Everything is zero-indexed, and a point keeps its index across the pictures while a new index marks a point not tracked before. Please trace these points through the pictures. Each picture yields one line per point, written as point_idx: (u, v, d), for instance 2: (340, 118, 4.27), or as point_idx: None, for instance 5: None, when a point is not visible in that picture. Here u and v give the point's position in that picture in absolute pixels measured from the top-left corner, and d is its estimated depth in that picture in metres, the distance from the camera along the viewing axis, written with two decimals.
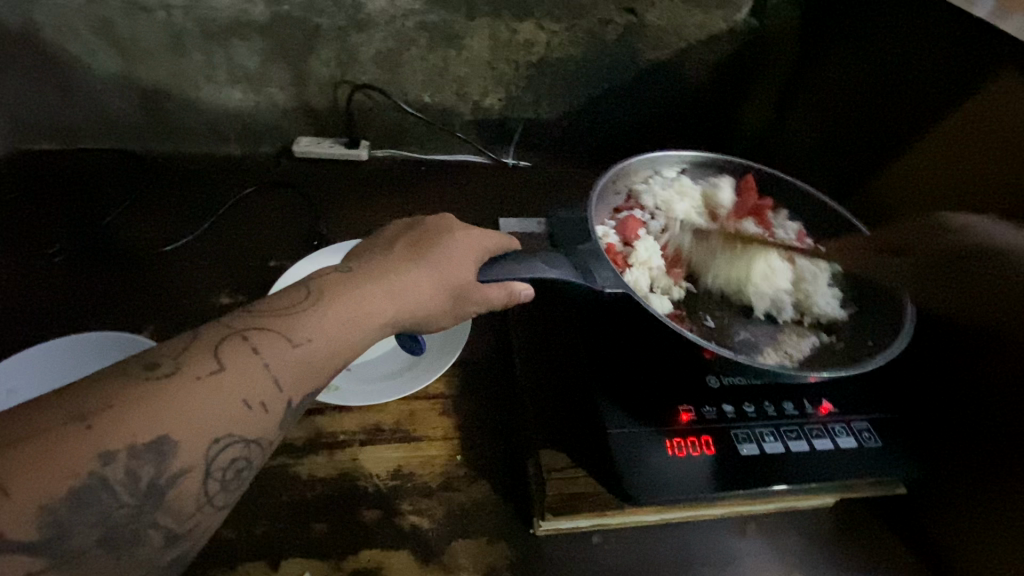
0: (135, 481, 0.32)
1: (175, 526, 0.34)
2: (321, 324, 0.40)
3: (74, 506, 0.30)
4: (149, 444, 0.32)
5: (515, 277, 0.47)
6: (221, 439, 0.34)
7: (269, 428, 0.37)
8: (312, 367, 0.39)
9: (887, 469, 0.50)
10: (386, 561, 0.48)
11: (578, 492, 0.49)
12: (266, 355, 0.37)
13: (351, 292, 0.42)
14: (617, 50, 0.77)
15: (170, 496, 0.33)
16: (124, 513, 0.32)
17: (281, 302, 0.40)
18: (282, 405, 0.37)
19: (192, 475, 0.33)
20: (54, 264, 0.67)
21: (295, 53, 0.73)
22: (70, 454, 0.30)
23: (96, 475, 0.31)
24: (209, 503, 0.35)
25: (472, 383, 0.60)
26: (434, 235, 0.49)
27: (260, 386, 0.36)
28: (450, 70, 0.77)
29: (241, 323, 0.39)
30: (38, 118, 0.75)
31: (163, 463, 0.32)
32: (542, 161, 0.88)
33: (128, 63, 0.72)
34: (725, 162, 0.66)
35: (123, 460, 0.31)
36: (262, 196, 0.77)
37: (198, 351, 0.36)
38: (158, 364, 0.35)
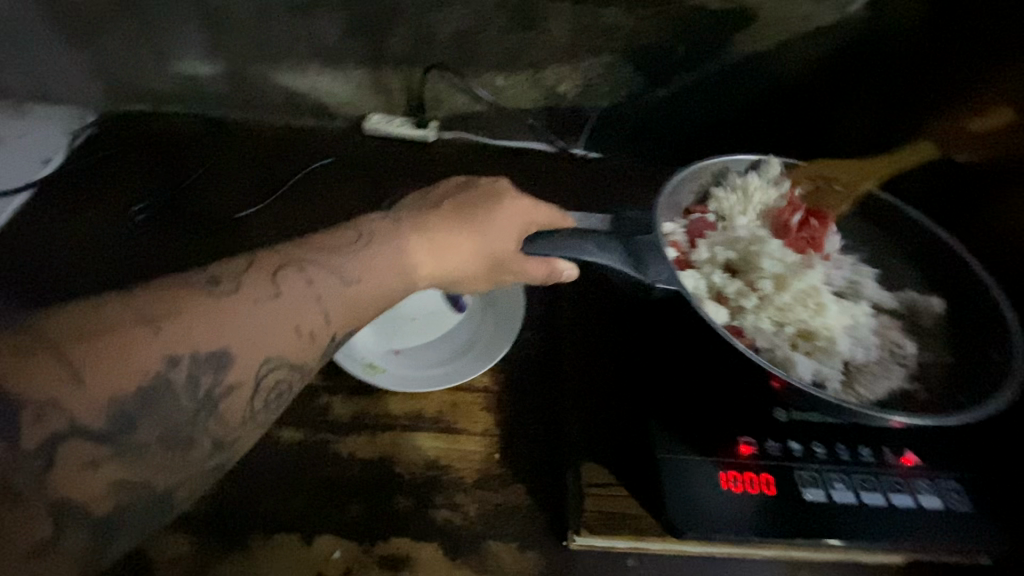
0: (194, 387, 0.35)
1: (223, 434, 0.37)
2: (368, 266, 0.42)
3: (140, 403, 0.34)
4: (210, 354, 0.36)
5: (559, 254, 0.45)
6: (270, 360, 0.38)
7: (311, 357, 0.40)
8: (357, 306, 0.41)
9: (977, 539, 0.44)
10: (415, 552, 0.48)
11: (618, 511, 0.47)
12: (318, 287, 0.40)
13: (394, 244, 0.44)
14: (709, 41, 0.71)
15: (222, 406, 0.37)
16: (182, 416, 0.35)
17: (333, 239, 0.43)
18: (326, 335, 0.40)
19: (242, 390, 0.37)
20: (136, 222, 0.71)
21: (372, 29, 0.73)
22: (138, 354, 0.34)
23: (161, 375, 0.34)
24: (253, 419, 0.38)
25: (517, 382, 0.58)
26: (484, 199, 0.50)
27: (310, 316, 0.39)
28: (526, 53, 0.74)
29: (297, 254, 0.41)
30: (134, 82, 0.79)
31: (219, 374, 0.36)
32: (614, 154, 0.83)
33: (217, 32, 0.74)
34: (820, 172, 0.59)
35: (186, 366, 0.35)
36: (330, 169, 0.78)
37: (256, 275, 0.39)
38: (218, 282, 0.38)
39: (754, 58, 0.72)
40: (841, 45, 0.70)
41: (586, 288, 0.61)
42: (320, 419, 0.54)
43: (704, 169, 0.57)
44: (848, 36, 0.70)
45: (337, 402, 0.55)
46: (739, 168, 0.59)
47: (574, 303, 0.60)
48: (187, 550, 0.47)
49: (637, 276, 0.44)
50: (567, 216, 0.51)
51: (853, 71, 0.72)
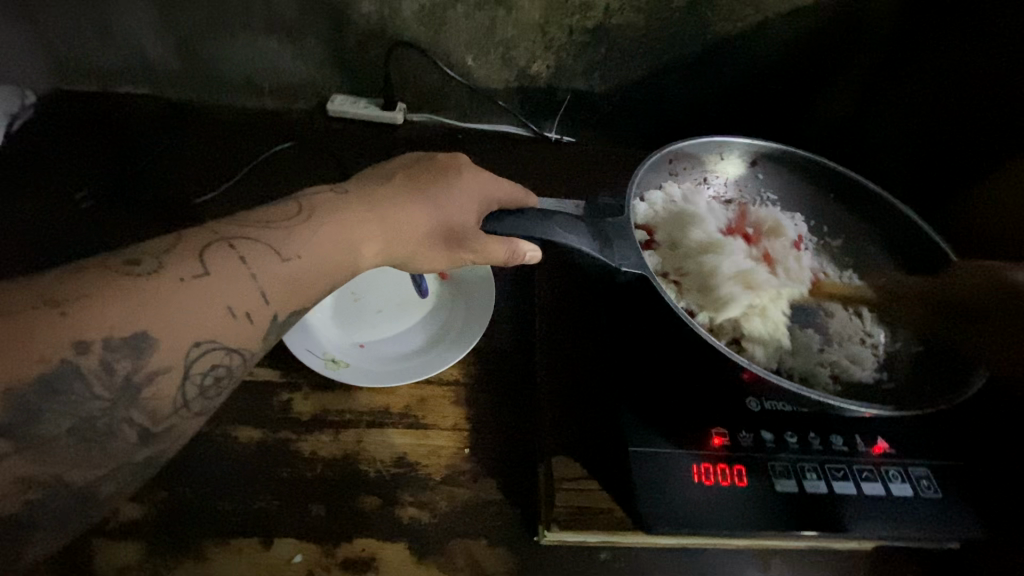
0: (110, 374, 0.32)
1: (150, 425, 0.34)
2: (311, 240, 0.39)
3: (45, 393, 0.31)
4: (126, 338, 0.32)
5: (523, 233, 0.42)
6: (201, 343, 0.35)
7: (252, 340, 0.37)
8: (301, 285, 0.38)
9: (946, 525, 0.43)
10: (380, 553, 0.46)
11: (589, 507, 0.45)
12: (253, 266, 0.37)
13: (342, 220, 0.41)
14: (684, 19, 0.69)
15: (146, 394, 0.34)
16: (97, 405, 0.33)
17: (272, 214, 0.40)
18: (268, 317, 0.37)
19: (170, 375, 0.34)
20: (81, 208, 0.66)
21: (334, 5, 0.69)
22: (42, 339, 0.31)
23: (68, 362, 0.31)
24: (186, 407, 0.35)
25: (488, 373, 0.56)
26: (439, 172, 0.46)
27: (244, 296, 0.36)
28: (497, 31, 0.71)
29: (230, 231, 0.38)
30: (76, 59, 0.74)
31: (139, 359, 0.33)
32: (588, 138, 0.81)
33: (165, 5, 0.69)
34: (800, 159, 0.58)
35: (98, 352, 0.32)
36: (292, 153, 0.74)
37: (182, 253, 0.36)
38: (139, 261, 0.34)
39: (731, 39, 0.71)
40: (818, 25, 0.69)
41: (559, 276, 0.59)
42: (278, 417, 0.52)
43: (681, 154, 0.56)
44: (825, 17, 0.68)
45: (297, 399, 0.53)
46: (717, 153, 0.58)
47: (546, 291, 0.58)
48: (134, 560, 0.44)
49: (602, 259, 0.43)
50: (531, 196, 0.49)
51: (829, 52, 0.71)
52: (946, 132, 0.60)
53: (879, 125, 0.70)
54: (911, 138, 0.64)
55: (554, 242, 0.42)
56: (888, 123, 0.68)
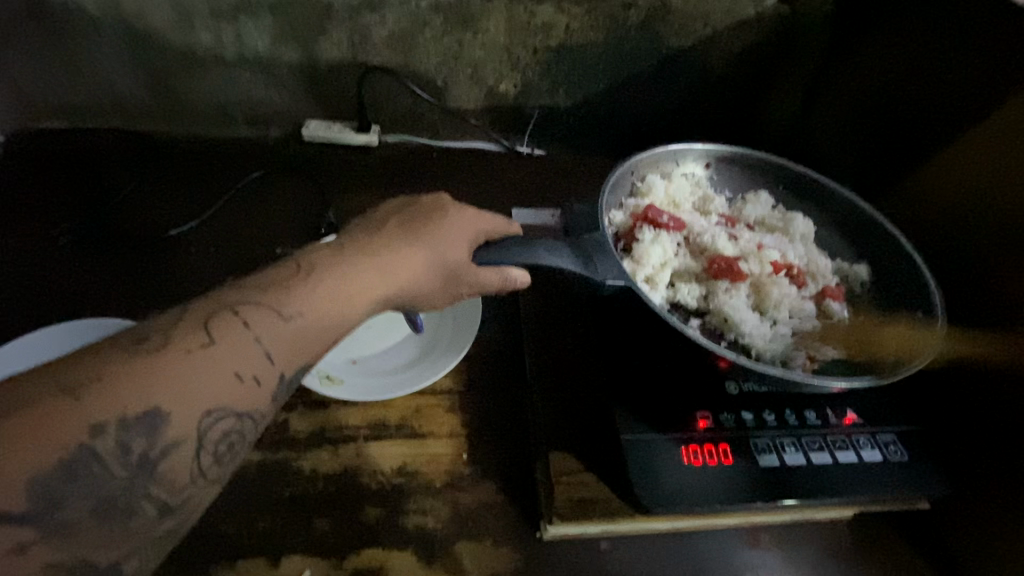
0: (126, 453, 0.32)
1: (168, 497, 0.33)
2: (313, 296, 0.38)
3: (66, 478, 0.30)
4: (140, 416, 0.32)
5: (511, 262, 0.46)
6: (212, 412, 0.34)
7: (260, 401, 0.36)
8: (305, 342, 0.38)
9: (915, 487, 0.47)
10: (388, 562, 0.47)
11: (588, 498, 0.48)
12: (257, 330, 0.36)
13: (340, 267, 0.41)
14: (640, 35, 0.74)
15: (162, 468, 0.33)
16: (119, 484, 0.32)
17: (272, 274, 0.39)
18: (275, 376, 0.37)
19: (182, 449, 0.33)
20: (60, 245, 0.66)
21: (304, 34, 0.71)
22: (59, 427, 0.30)
23: (87, 446, 0.31)
24: (202, 476, 0.35)
25: (481, 380, 0.58)
26: (428, 214, 0.47)
27: (252, 360, 0.36)
28: (465, 53, 0.74)
29: (233, 296, 0.37)
30: (45, 97, 0.74)
31: (153, 436, 0.32)
32: (557, 151, 0.85)
33: (135, 40, 0.70)
34: (750, 159, 0.63)
35: (115, 433, 0.31)
36: (270, 179, 0.75)
37: (187, 325, 0.35)
38: (146, 337, 0.34)
39: (684, 51, 0.75)
40: (762, 36, 0.75)
41: (541, 282, 0.62)
42: (277, 438, 0.52)
43: (642, 164, 0.60)
44: (767, 28, 0.74)
45: (294, 418, 0.53)
46: (675, 160, 0.62)
47: (532, 300, 0.60)
48: None
49: (588, 276, 0.46)
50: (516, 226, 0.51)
51: (773, 60, 0.77)
52: (882, 129, 0.65)
53: (824, 125, 0.76)
54: (855, 135, 0.70)
55: (540, 264, 0.45)
56: (830, 122, 0.74)
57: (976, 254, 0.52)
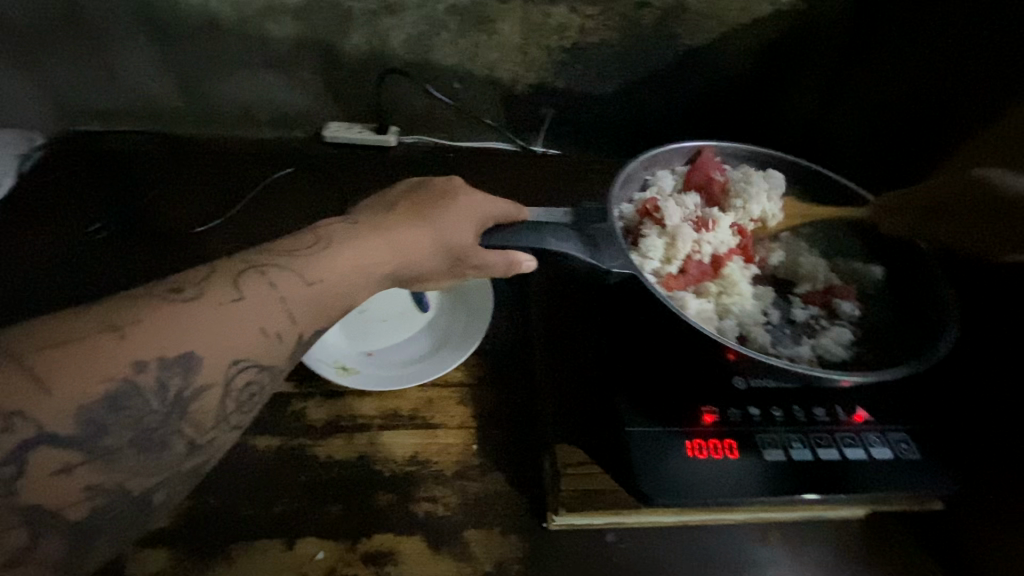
0: (163, 390, 0.34)
1: (196, 437, 0.36)
2: (332, 265, 0.41)
3: (110, 407, 0.33)
4: (177, 357, 0.34)
5: (517, 245, 0.47)
6: (239, 361, 0.36)
7: (281, 358, 0.38)
8: (325, 305, 0.40)
9: (926, 485, 0.47)
10: (397, 546, 0.48)
11: (594, 489, 0.49)
12: (282, 289, 0.39)
13: (353, 241, 0.43)
14: (654, 34, 0.74)
15: (193, 409, 0.35)
16: (155, 418, 0.34)
17: (293, 241, 0.42)
18: (295, 335, 0.39)
19: (212, 392, 0.36)
20: (94, 239, 0.70)
21: (326, 38, 0.73)
22: (105, 359, 0.33)
23: (129, 380, 0.33)
24: (227, 421, 0.37)
25: (491, 373, 0.59)
26: (436, 198, 0.49)
27: (276, 317, 0.38)
28: (481, 54, 0.76)
29: (258, 259, 0.40)
30: (83, 100, 0.78)
31: (188, 377, 0.35)
32: (571, 151, 0.86)
33: (167, 45, 0.73)
34: (766, 155, 0.62)
35: (154, 370, 0.34)
36: (292, 178, 0.78)
37: (220, 280, 0.38)
38: (182, 288, 0.36)
39: (699, 50, 0.76)
40: (778, 34, 0.74)
41: (552, 277, 0.63)
42: (294, 425, 0.54)
43: (655, 159, 0.61)
44: (784, 25, 0.73)
45: (311, 407, 0.55)
46: (690, 155, 0.62)
47: (542, 295, 0.61)
48: (166, 564, 0.46)
49: (595, 263, 0.47)
50: (524, 211, 0.51)
51: (790, 58, 0.76)
52: (900, 125, 0.64)
53: (842, 122, 0.75)
54: (871, 133, 0.69)
55: (544, 248, 0.46)
56: (847, 120, 0.73)
57: None
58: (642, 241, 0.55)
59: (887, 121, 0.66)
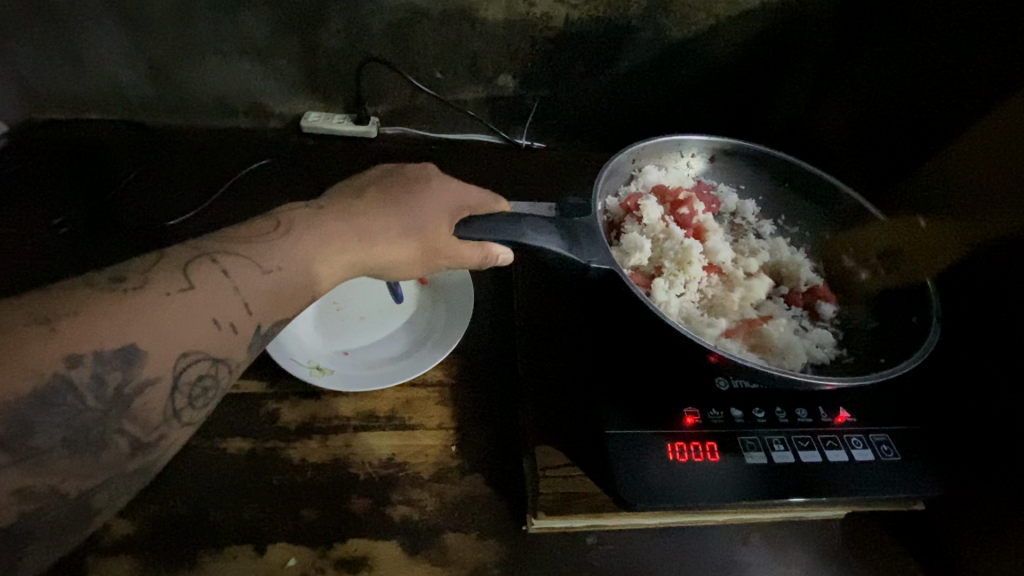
0: (101, 386, 0.32)
1: (141, 435, 0.34)
2: (292, 254, 0.40)
3: (38, 407, 0.30)
4: (117, 351, 0.32)
5: (495, 237, 0.44)
6: (188, 353, 0.35)
7: (236, 350, 0.37)
8: (282, 295, 0.39)
9: (907, 487, 0.46)
10: (372, 552, 0.47)
11: (573, 492, 0.47)
12: (236, 280, 0.37)
13: (318, 230, 0.42)
14: (642, 25, 0.72)
15: (136, 404, 0.34)
16: (91, 415, 0.32)
17: (251, 228, 0.40)
18: (251, 327, 0.38)
19: (159, 386, 0.34)
20: (60, 232, 0.67)
21: (302, 25, 0.71)
22: (34, 353, 0.30)
23: (61, 377, 0.31)
24: (175, 417, 0.35)
25: (472, 373, 0.58)
26: (409, 183, 0.47)
27: (229, 308, 0.37)
28: (463, 44, 0.74)
29: (212, 247, 0.38)
30: (48, 87, 0.75)
31: (130, 371, 0.33)
32: (557, 144, 0.84)
33: (136, 30, 0.70)
34: (752, 151, 0.61)
35: (90, 366, 0.31)
36: (268, 170, 0.75)
37: (167, 268, 0.36)
38: (123, 277, 0.34)
39: (686, 42, 0.74)
40: (767, 27, 0.73)
41: (535, 275, 0.61)
42: (267, 426, 0.53)
43: (642, 153, 0.59)
44: (773, 17, 0.72)
45: (285, 408, 0.54)
46: (677, 150, 0.61)
47: (524, 293, 0.60)
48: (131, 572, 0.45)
49: (572, 257, 0.46)
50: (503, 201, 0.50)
51: (779, 51, 0.75)
52: (888, 121, 0.64)
53: (830, 117, 0.74)
54: (860, 128, 0.68)
55: (523, 243, 0.44)
56: (835, 115, 0.72)
57: (980, 252, 0.50)
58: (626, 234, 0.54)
59: (875, 117, 0.65)
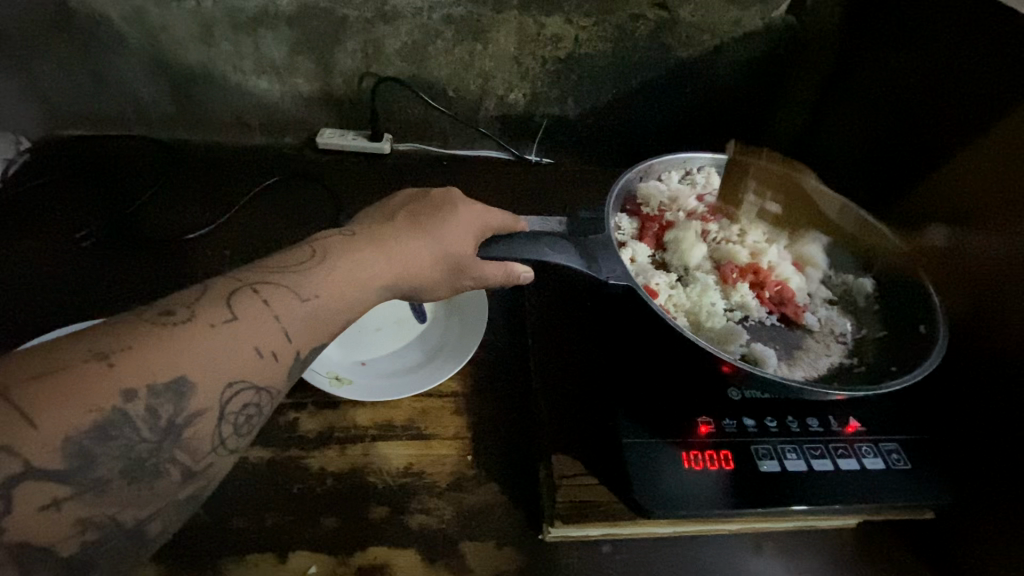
0: (155, 418, 0.33)
1: (191, 463, 0.35)
2: (328, 280, 0.41)
3: (98, 439, 0.31)
4: (168, 384, 0.33)
5: (523, 258, 0.47)
6: (233, 384, 0.36)
7: (278, 378, 0.38)
8: (319, 322, 0.40)
9: (919, 495, 0.47)
10: (392, 559, 0.48)
11: (590, 501, 0.48)
12: (276, 309, 0.38)
13: (352, 255, 0.43)
14: (648, 46, 0.75)
15: (186, 434, 0.34)
16: (145, 447, 0.33)
17: (288, 257, 0.41)
18: (292, 354, 0.39)
19: (206, 417, 0.35)
20: (82, 247, 0.68)
21: (320, 45, 0.73)
22: (94, 390, 0.31)
23: (119, 410, 0.32)
24: (222, 446, 0.36)
25: (486, 384, 0.59)
26: (435, 207, 0.49)
27: (271, 336, 0.38)
28: (476, 64, 0.76)
29: (253, 277, 0.39)
30: (71, 105, 0.77)
31: (180, 403, 0.34)
32: (566, 159, 0.86)
33: (158, 51, 0.73)
34: (754, 166, 0.63)
35: (144, 398, 0.33)
36: (284, 186, 0.77)
37: (212, 300, 0.37)
38: (172, 311, 0.36)
39: (691, 62, 0.76)
40: (769, 48, 0.75)
41: (548, 288, 0.63)
42: (287, 437, 0.53)
43: (649, 169, 0.61)
44: (774, 39, 0.75)
45: (304, 419, 0.54)
46: (683, 166, 0.63)
47: (537, 306, 0.61)
48: None
49: (591, 274, 0.47)
50: (523, 223, 0.52)
51: (780, 71, 0.78)
52: (889, 138, 0.66)
53: (833, 133, 0.76)
54: (861, 145, 0.70)
55: (545, 262, 0.47)
56: (838, 133, 0.74)
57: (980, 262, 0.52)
58: (631, 242, 0.57)
59: (877, 134, 0.67)
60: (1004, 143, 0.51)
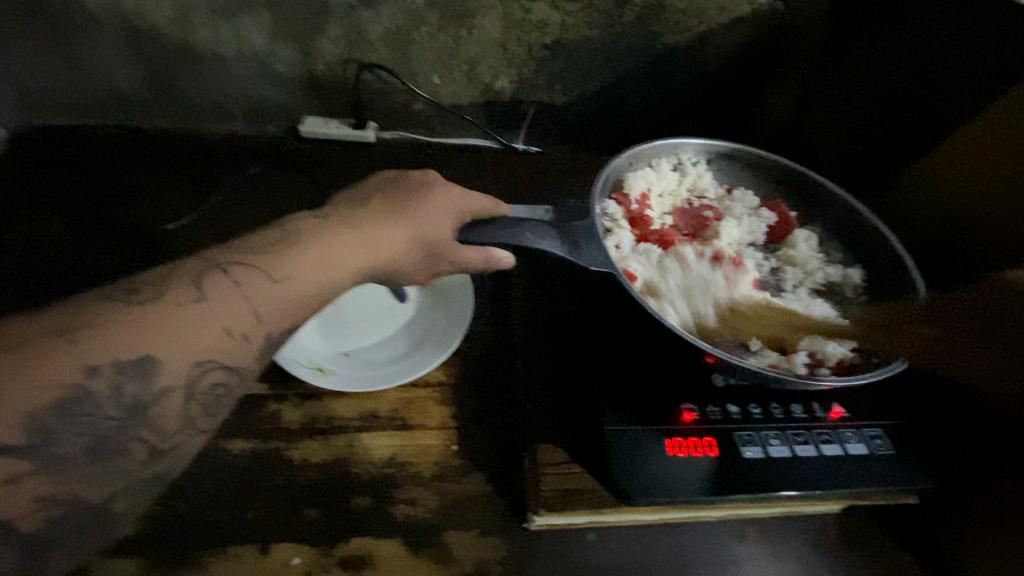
0: (118, 395, 0.33)
1: (158, 442, 0.34)
2: (300, 262, 0.40)
3: (62, 415, 0.32)
4: (133, 360, 0.33)
5: (496, 243, 0.46)
6: (201, 363, 0.35)
7: (248, 359, 0.37)
8: (291, 306, 0.39)
9: (900, 480, 0.48)
10: (375, 550, 0.47)
11: (574, 489, 0.48)
12: (246, 289, 0.37)
13: (326, 238, 0.42)
14: (636, 32, 0.74)
15: (154, 412, 0.34)
16: (111, 425, 0.33)
17: (260, 238, 0.41)
18: (263, 335, 0.38)
19: (173, 396, 0.35)
20: (59, 237, 0.67)
21: (301, 30, 0.72)
22: (56, 366, 0.32)
23: (82, 386, 0.32)
24: (192, 425, 0.35)
25: (471, 374, 0.58)
26: (412, 191, 0.48)
27: (241, 316, 0.37)
28: (461, 50, 0.75)
29: (222, 257, 0.39)
30: (45, 93, 0.75)
31: (146, 380, 0.34)
32: (553, 148, 0.85)
33: (134, 37, 0.71)
34: (744, 154, 0.63)
35: (108, 375, 0.33)
36: (267, 175, 0.76)
37: (179, 280, 0.37)
38: (139, 290, 0.35)
39: (679, 48, 0.76)
40: (758, 33, 0.75)
41: (533, 277, 0.62)
42: (268, 427, 0.53)
43: (639, 156, 0.61)
44: (762, 25, 0.74)
45: (286, 409, 0.54)
46: (673, 154, 0.63)
47: (522, 295, 0.60)
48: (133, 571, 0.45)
49: (573, 260, 0.46)
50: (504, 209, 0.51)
51: (769, 58, 0.77)
52: (877, 125, 0.65)
53: (821, 121, 0.76)
54: (849, 132, 0.70)
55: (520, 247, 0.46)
56: (827, 120, 0.74)
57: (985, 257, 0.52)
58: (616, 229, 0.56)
59: (865, 121, 0.67)
60: (995, 132, 0.51)
